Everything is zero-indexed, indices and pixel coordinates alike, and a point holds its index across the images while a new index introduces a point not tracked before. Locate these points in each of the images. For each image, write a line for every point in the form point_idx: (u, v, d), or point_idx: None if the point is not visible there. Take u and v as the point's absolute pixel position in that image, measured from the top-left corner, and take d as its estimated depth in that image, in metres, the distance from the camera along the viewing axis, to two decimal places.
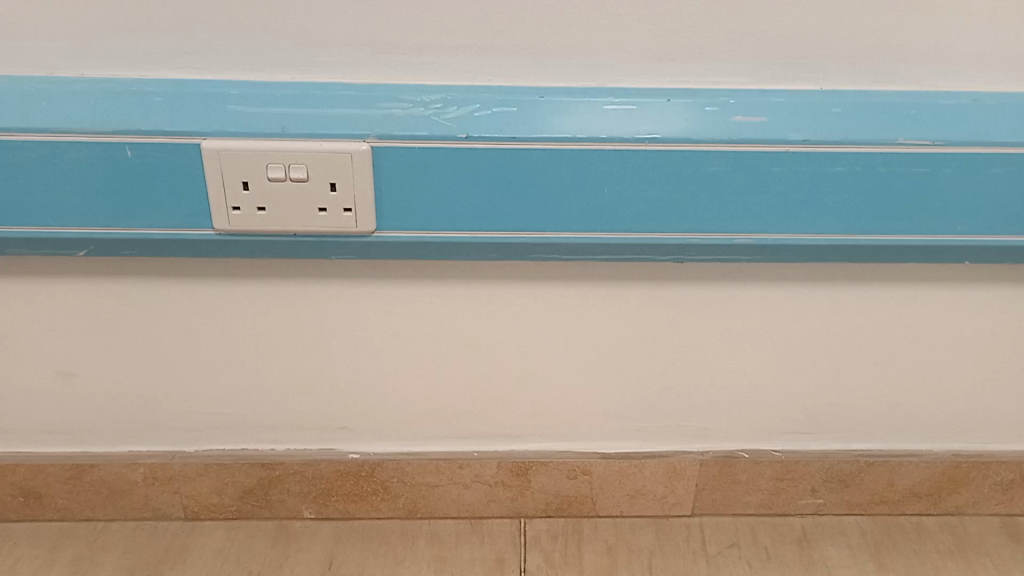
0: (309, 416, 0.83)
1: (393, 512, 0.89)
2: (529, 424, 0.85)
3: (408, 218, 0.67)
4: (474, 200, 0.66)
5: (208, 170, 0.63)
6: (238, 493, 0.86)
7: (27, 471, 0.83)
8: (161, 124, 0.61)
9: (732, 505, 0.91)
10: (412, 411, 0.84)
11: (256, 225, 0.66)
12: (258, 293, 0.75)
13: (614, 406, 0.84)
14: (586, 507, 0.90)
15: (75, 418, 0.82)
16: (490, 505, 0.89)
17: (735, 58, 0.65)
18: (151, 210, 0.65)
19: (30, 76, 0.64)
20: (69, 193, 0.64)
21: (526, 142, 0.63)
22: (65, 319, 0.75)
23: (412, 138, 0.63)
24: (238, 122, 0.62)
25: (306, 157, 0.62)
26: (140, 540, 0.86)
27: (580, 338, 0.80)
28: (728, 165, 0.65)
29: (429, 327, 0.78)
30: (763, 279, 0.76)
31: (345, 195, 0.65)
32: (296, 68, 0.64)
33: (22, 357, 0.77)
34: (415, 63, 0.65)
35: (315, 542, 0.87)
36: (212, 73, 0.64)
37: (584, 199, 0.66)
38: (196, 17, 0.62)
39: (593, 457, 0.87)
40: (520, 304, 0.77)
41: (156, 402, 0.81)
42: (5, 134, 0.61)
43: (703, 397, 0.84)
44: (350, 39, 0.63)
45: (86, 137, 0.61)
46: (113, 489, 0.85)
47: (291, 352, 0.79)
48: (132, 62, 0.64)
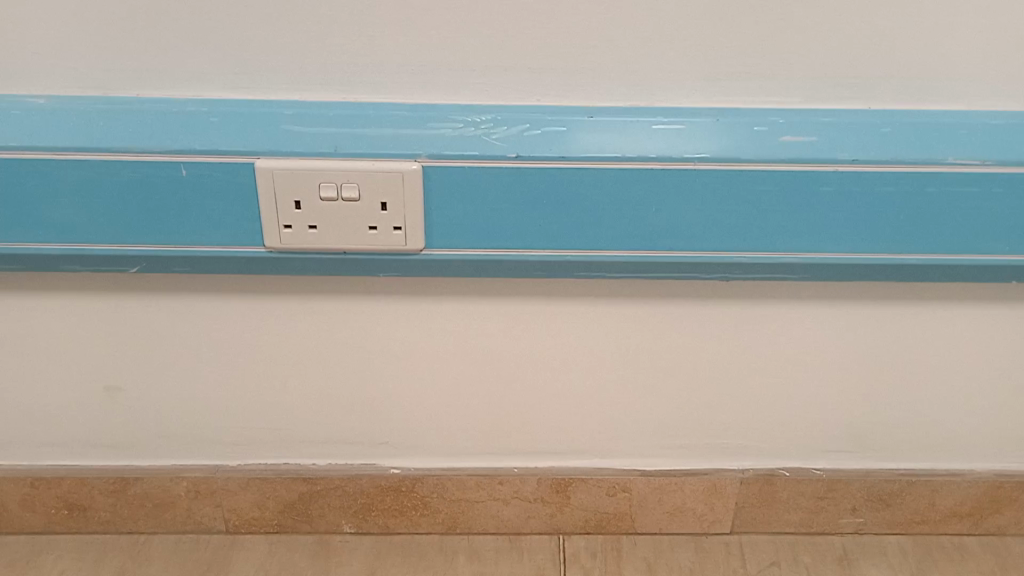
0: (351, 431, 0.84)
1: (432, 528, 0.89)
2: (569, 440, 0.85)
3: (457, 236, 0.67)
4: (522, 219, 0.67)
5: (261, 188, 0.64)
6: (279, 508, 0.87)
7: (71, 485, 0.84)
8: (216, 143, 0.62)
9: (772, 523, 0.90)
10: (453, 427, 0.84)
11: (306, 243, 0.66)
12: (304, 309, 0.75)
13: (654, 423, 0.84)
14: (625, 524, 0.90)
15: (120, 432, 0.82)
16: (529, 521, 0.89)
17: (783, 78, 0.65)
18: (203, 227, 0.66)
19: (86, 97, 0.65)
20: (123, 210, 0.65)
21: (575, 161, 0.64)
22: (113, 335, 0.76)
23: (463, 157, 0.63)
24: (291, 141, 0.63)
25: (357, 176, 0.63)
26: (181, 554, 0.86)
27: (621, 355, 0.80)
28: (777, 185, 0.65)
29: (472, 343, 0.78)
30: (807, 297, 0.76)
31: (395, 214, 0.65)
32: (347, 88, 0.65)
33: (69, 371, 0.78)
34: (464, 83, 0.65)
35: (355, 558, 0.87)
36: (264, 92, 0.65)
37: (631, 219, 0.67)
38: (249, 38, 0.63)
39: (632, 474, 0.87)
40: (563, 321, 0.77)
41: (200, 416, 0.82)
42: (63, 153, 0.61)
43: (744, 415, 0.84)
44: (401, 59, 0.64)
45: (142, 155, 0.62)
46: (155, 503, 0.86)
47: (335, 367, 0.79)
48: (185, 82, 0.64)
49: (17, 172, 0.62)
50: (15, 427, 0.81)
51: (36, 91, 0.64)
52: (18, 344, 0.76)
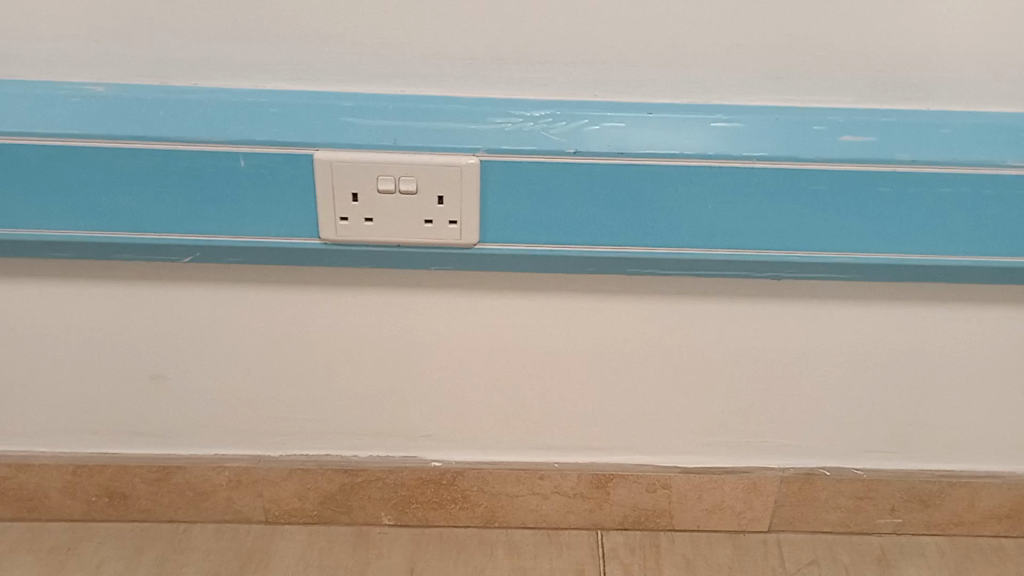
0: (394, 423, 0.84)
1: (471, 521, 0.89)
2: (611, 436, 0.85)
3: (512, 231, 0.67)
4: (579, 215, 0.66)
5: (320, 181, 0.64)
6: (319, 499, 0.87)
7: (114, 472, 0.84)
8: (276, 135, 0.62)
9: (811, 522, 0.90)
10: (495, 420, 0.84)
11: (362, 236, 0.66)
12: (353, 300, 0.75)
13: (697, 421, 0.84)
14: (664, 520, 0.90)
15: (163, 421, 0.82)
16: (568, 516, 0.89)
17: (845, 76, 0.65)
18: (258, 219, 0.66)
19: (146, 86, 0.64)
20: (180, 200, 0.64)
21: (634, 158, 0.63)
22: (161, 324, 0.76)
23: (523, 153, 0.63)
24: (351, 133, 0.63)
25: (416, 170, 0.63)
26: (222, 542, 0.86)
27: (667, 352, 0.80)
28: (835, 185, 0.65)
29: (519, 337, 0.78)
30: (856, 297, 0.75)
31: (451, 208, 0.65)
32: (406, 81, 0.65)
33: (117, 359, 0.78)
34: (523, 78, 0.65)
35: (394, 550, 0.87)
36: (324, 84, 0.65)
37: (687, 216, 0.67)
38: (311, 29, 0.62)
39: (673, 471, 0.87)
40: (611, 317, 0.77)
41: (246, 407, 0.82)
42: (124, 142, 0.61)
43: (787, 413, 0.84)
44: (462, 53, 0.63)
45: (202, 146, 0.62)
46: (197, 492, 0.86)
47: (380, 359, 0.80)
48: (244, 73, 0.64)
49: (76, 161, 0.62)
50: (59, 415, 0.81)
51: (95, 79, 0.64)
52: (66, 332, 0.76)
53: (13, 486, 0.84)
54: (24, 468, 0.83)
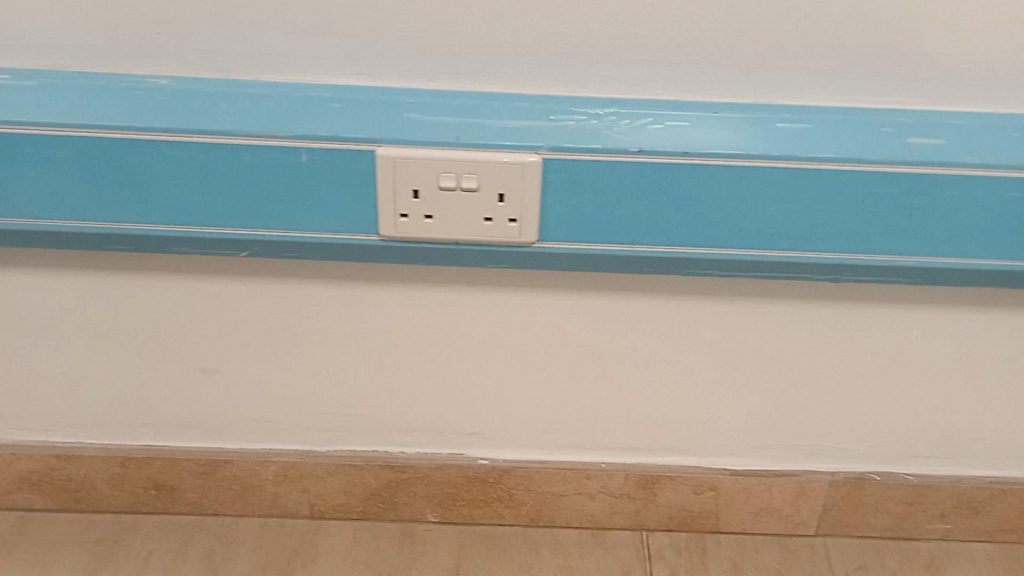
0: (441, 421, 0.83)
1: (515, 520, 0.89)
2: (659, 438, 0.85)
3: (571, 230, 0.66)
4: (640, 215, 0.66)
5: (381, 177, 0.63)
6: (364, 495, 0.86)
7: (162, 465, 0.84)
8: (339, 130, 0.62)
9: (858, 527, 0.89)
10: (543, 419, 0.83)
11: (421, 233, 0.66)
12: (407, 297, 0.75)
13: (747, 423, 0.83)
14: (710, 522, 0.89)
15: (212, 414, 0.82)
16: (614, 517, 0.88)
17: (912, 77, 0.64)
18: (318, 214, 0.65)
19: (209, 79, 0.64)
20: (241, 194, 0.64)
21: (698, 157, 0.63)
22: (215, 317, 0.76)
23: (586, 151, 0.62)
24: (414, 130, 0.62)
25: (478, 167, 0.63)
26: (268, 537, 0.86)
27: (720, 353, 0.79)
28: (902, 188, 0.64)
29: (570, 337, 0.78)
30: (915, 301, 0.75)
31: (512, 206, 0.65)
32: (468, 77, 0.64)
33: (168, 352, 0.78)
34: (587, 76, 0.64)
35: (440, 547, 0.86)
36: (386, 80, 0.64)
37: (749, 217, 0.66)
38: (375, 24, 0.62)
39: (721, 474, 0.86)
40: (664, 317, 0.76)
41: (295, 402, 0.82)
42: (187, 136, 0.61)
43: (839, 417, 0.83)
44: (526, 51, 0.63)
45: (265, 140, 0.62)
46: (243, 486, 0.85)
47: (430, 356, 0.79)
48: (307, 68, 0.64)
49: (138, 154, 0.62)
50: (109, 407, 0.82)
51: (159, 72, 0.64)
52: (120, 325, 0.76)
53: (62, 477, 0.84)
54: (73, 459, 0.83)
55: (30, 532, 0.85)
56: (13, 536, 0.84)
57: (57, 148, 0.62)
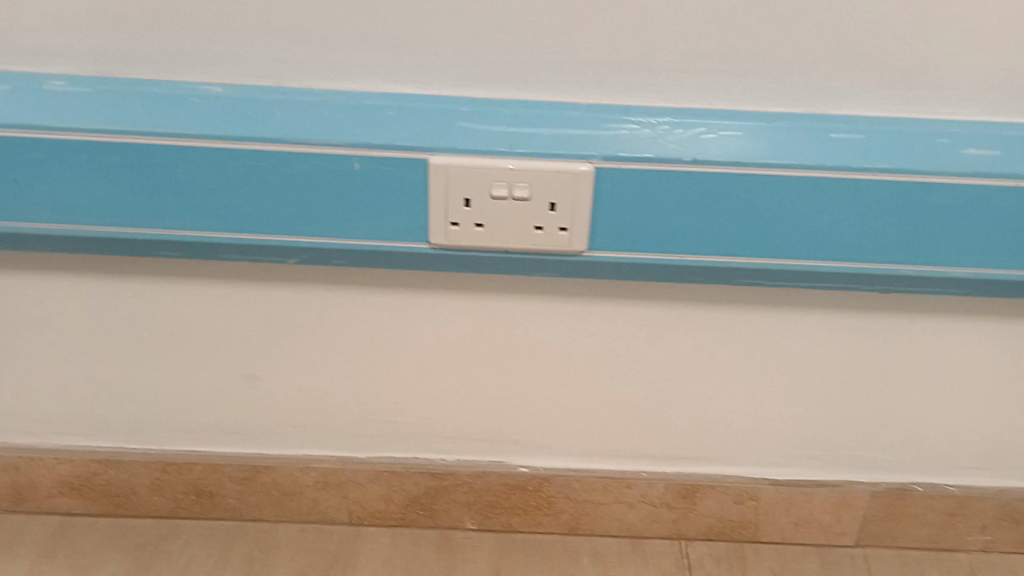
0: (482, 428, 0.83)
1: (554, 528, 0.88)
2: (700, 447, 0.84)
3: (622, 239, 0.66)
4: (691, 225, 0.65)
5: (433, 186, 0.63)
6: (403, 501, 0.86)
7: (203, 470, 0.84)
8: (393, 139, 0.62)
9: (898, 537, 0.89)
10: (584, 428, 0.83)
11: (471, 242, 0.66)
12: (453, 304, 0.75)
13: (789, 433, 0.83)
14: (749, 532, 0.88)
15: (253, 420, 0.82)
16: (653, 525, 0.88)
17: (967, 88, 0.64)
18: (369, 223, 0.65)
19: (261, 87, 0.64)
20: (292, 202, 0.64)
21: (752, 168, 0.62)
22: (260, 324, 0.76)
23: (639, 160, 0.62)
24: (466, 138, 0.62)
25: (530, 176, 0.63)
26: (307, 543, 0.86)
27: (764, 363, 0.79)
28: (956, 200, 0.63)
29: (614, 345, 0.78)
30: (961, 311, 0.74)
31: (562, 215, 0.64)
32: (521, 86, 0.64)
33: (212, 358, 0.78)
34: (639, 85, 0.64)
35: (479, 555, 0.86)
36: (438, 89, 0.64)
37: (800, 228, 0.65)
38: (429, 33, 0.62)
39: (762, 483, 0.86)
40: (710, 327, 0.76)
41: (337, 408, 0.82)
42: (241, 143, 0.61)
43: (881, 427, 0.82)
44: (579, 60, 0.63)
45: (319, 148, 0.62)
46: (283, 492, 0.85)
47: (473, 364, 0.79)
48: (359, 76, 0.64)
49: (190, 161, 0.62)
50: (151, 413, 0.82)
51: (212, 79, 0.64)
52: (165, 331, 0.76)
53: (103, 482, 0.85)
54: (115, 464, 0.84)
55: (71, 536, 0.85)
56: (54, 540, 0.84)
57: (111, 154, 0.62)
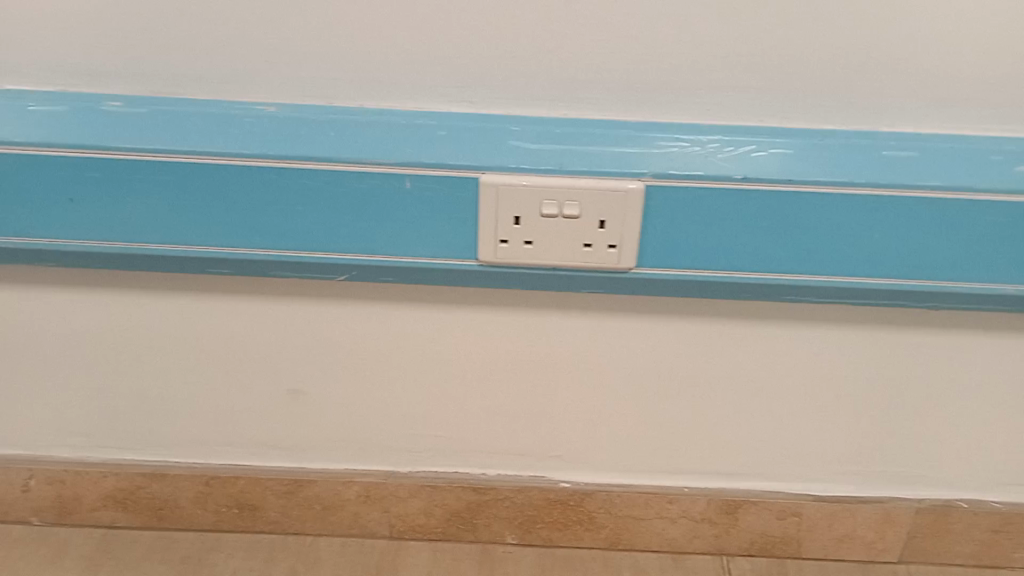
0: (524, 443, 0.83)
1: (594, 543, 0.88)
2: (743, 462, 0.84)
3: (670, 256, 0.66)
4: (740, 242, 0.65)
5: (484, 204, 0.63)
6: (444, 516, 0.86)
7: (246, 484, 0.84)
8: (445, 158, 0.62)
9: (942, 554, 0.88)
10: (627, 443, 0.83)
11: (520, 259, 0.66)
12: (498, 320, 0.75)
13: (833, 449, 0.83)
14: (791, 548, 0.88)
15: (297, 435, 0.83)
16: (694, 541, 0.88)
17: (1019, 105, 0.63)
18: (419, 240, 0.66)
19: (314, 107, 0.65)
20: (344, 220, 0.65)
21: (803, 185, 0.62)
22: (306, 340, 0.77)
23: (689, 178, 0.62)
24: (518, 156, 0.62)
25: (581, 194, 0.63)
26: (349, 557, 0.86)
27: (809, 378, 0.78)
28: (1007, 218, 0.63)
29: (658, 361, 0.78)
30: (1010, 327, 0.74)
31: (612, 232, 0.64)
32: (570, 104, 0.64)
33: (258, 373, 0.79)
34: (689, 103, 0.64)
35: (520, 569, 0.86)
36: (488, 108, 0.65)
37: (850, 245, 0.65)
38: (479, 52, 0.62)
39: (805, 499, 0.85)
40: (755, 343, 0.76)
41: (380, 423, 0.82)
42: (296, 163, 0.62)
43: (926, 443, 0.82)
44: (628, 78, 0.63)
45: (372, 167, 0.62)
46: (325, 506, 0.86)
47: (517, 379, 0.79)
48: (410, 96, 0.64)
49: (245, 180, 0.63)
50: (196, 427, 0.82)
51: (266, 99, 0.65)
52: (212, 346, 0.77)
53: (147, 495, 0.85)
54: (159, 477, 0.84)
55: (115, 549, 0.85)
56: (99, 552, 0.85)
57: (168, 173, 0.63)
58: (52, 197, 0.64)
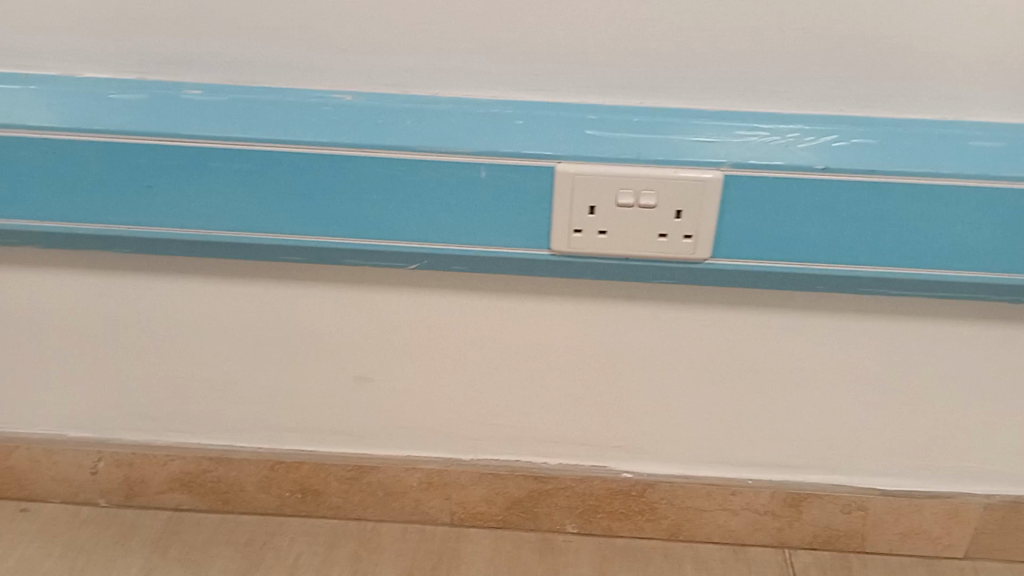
0: (587, 433, 0.83)
1: (655, 533, 0.88)
2: (809, 455, 0.83)
3: (746, 246, 0.65)
4: (818, 233, 0.64)
5: (559, 193, 0.63)
6: (506, 504, 0.87)
7: (310, 470, 0.85)
8: (521, 146, 0.62)
9: (1010, 551, 0.86)
10: (691, 434, 0.83)
11: (594, 249, 0.65)
12: (566, 310, 0.75)
13: (901, 443, 0.82)
14: (855, 542, 0.87)
15: (361, 421, 0.83)
16: (756, 533, 0.87)
17: None
18: (491, 229, 0.65)
19: (389, 94, 0.65)
20: (418, 208, 0.65)
21: (886, 176, 0.61)
22: (373, 327, 0.77)
23: (769, 168, 0.61)
24: (595, 146, 0.62)
25: (658, 184, 0.62)
26: (411, 544, 0.86)
27: (879, 372, 0.77)
28: None
29: (726, 353, 0.77)
30: None
31: (688, 222, 0.64)
32: (647, 93, 0.64)
33: (325, 360, 0.79)
34: (768, 92, 0.63)
35: (581, 559, 0.86)
36: (565, 96, 0.64)
37: (932, 237, 0.63)
38: (557, 39, 0.62)
39: (871, 493, 0.84)
40: (826, 335, 0.75)
41: (444, 410, 0.82)
42: (372, 151, 0.62)
43: (998, 438, 0.81)
44: (707, 67, 0.62)
45: (448, 155, 0.62)
46: (387, 492, 0.86)
47: (582, 369, 0.79)
48: (486, 84, 0.64)
49: (320, 168, 0.63)
50: (262, 412, 0.83)
51: (343, 88, 0.65)
52: (282, 332, 0.78)
53: (212, 478, 0.86)
54: (225, 461, 0.85)
55: (182, 531, 0.87)
56: (166, 534, 0.86)
57: (244, 161, 0.63)
58: (130, 184, 0.65)
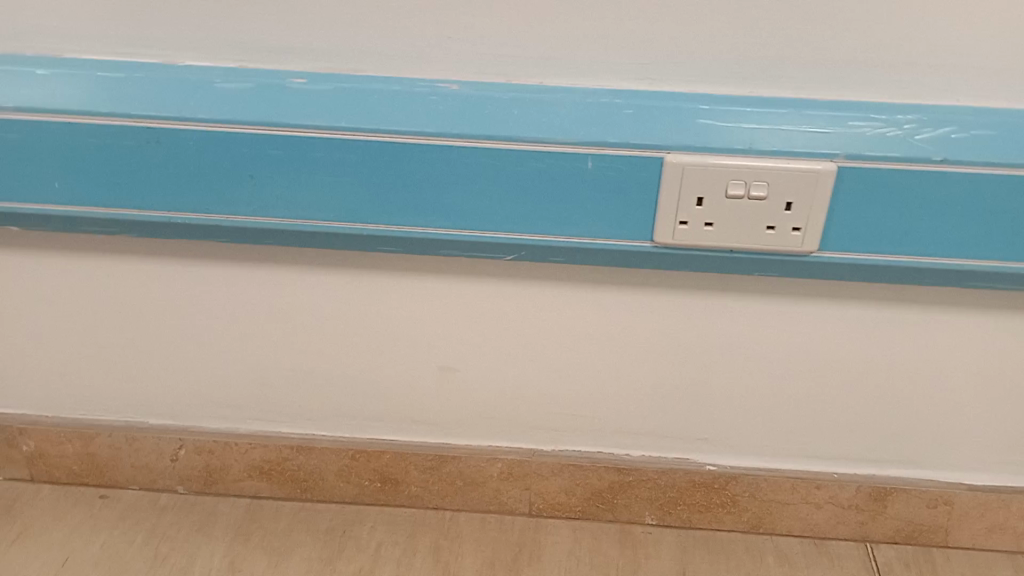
0: (671, 425, 0.83)
1: (735, 525, 0.87)
2: (896, 449, 0.82)
3: (856, 239, 0.64)
4: (932, 226, 0.62)
5: (668, 184, 0.62)
6: (585, 495, 0.86)
7: (391, 459, 0.85)
8: (630, 137, 0.61)
9: None
10: (776, 427, 0.82)
11: (699, 241, 0.64)
12: (660, 302, 0.74)
13: (991, 438, 0.81)
14: (938, 536, 0.86)
15: (443, 411, 0.83)
16: (838, 526, 0.86)
17: None
18: (595, 220, 0.64)
19: (495, 84, 0.64)
20: (522, 199, 0.64)
21: (1006, 168, 0.59)
22: (461, 317, 0.76)
23: (884, 160, 0.60)
24: (705, 136, 0.61)
25: (769, 175, 0.61)
26: (490, 533, 0.86)
27: (974, 366, 0.76)
28: None
29: (819, 346, 0.76)
30: None
31: (798, 214, 0.62)
32: (757, 84, 0.62)
33: (411, 349, 0.79)
34: (883, 82, 0.62)
35: (662, 551, 0.85)
36: (672, 85, 0.63)
37: None
38: (667, 29, 0.61)
39: (957, 487, 0.83)
40: (924, 329, 0.74)
41: (528, 401, 0.82)
42: (479, 141, 0.61)
43: None
44: (820, 56, 0.61)
45: (556, 146, 0.61)
46: (467, 482, 0.86)
47: (671, 361, 0.78)
48: (592, 74, 0.63)
49: (425, 158, 0.62)
50: (345, 401, 0.83)
51: (450, 77, 0.64)
52: (369, 322, 0.77)
53: (292, 467, 0.86)
54: (306, 449, 0.85)
55: (261, 519, 0.87)
56: (246, 522, 0.86)
57: (348, 150, 0.62)
58: (232, 173, 0.64)
